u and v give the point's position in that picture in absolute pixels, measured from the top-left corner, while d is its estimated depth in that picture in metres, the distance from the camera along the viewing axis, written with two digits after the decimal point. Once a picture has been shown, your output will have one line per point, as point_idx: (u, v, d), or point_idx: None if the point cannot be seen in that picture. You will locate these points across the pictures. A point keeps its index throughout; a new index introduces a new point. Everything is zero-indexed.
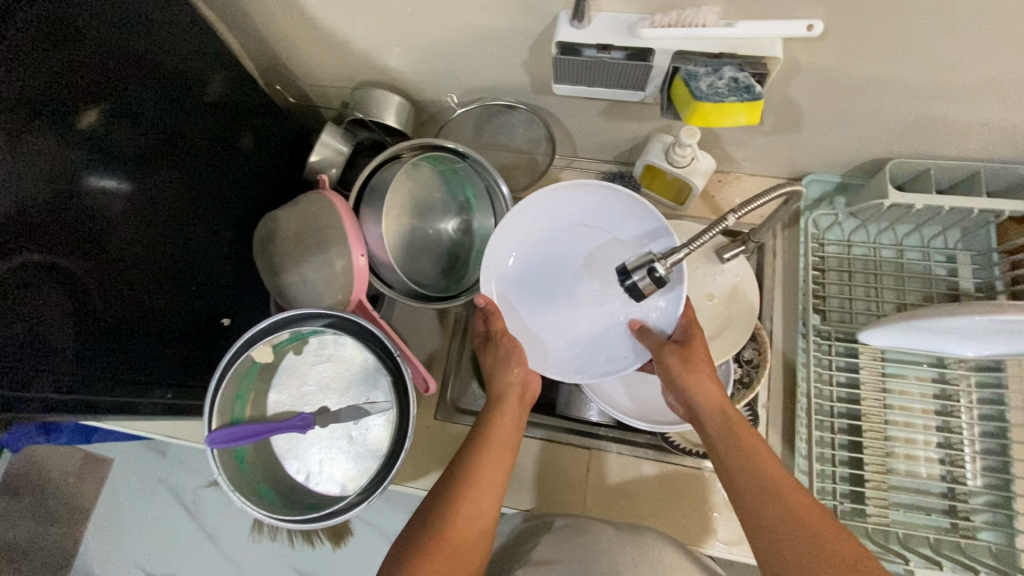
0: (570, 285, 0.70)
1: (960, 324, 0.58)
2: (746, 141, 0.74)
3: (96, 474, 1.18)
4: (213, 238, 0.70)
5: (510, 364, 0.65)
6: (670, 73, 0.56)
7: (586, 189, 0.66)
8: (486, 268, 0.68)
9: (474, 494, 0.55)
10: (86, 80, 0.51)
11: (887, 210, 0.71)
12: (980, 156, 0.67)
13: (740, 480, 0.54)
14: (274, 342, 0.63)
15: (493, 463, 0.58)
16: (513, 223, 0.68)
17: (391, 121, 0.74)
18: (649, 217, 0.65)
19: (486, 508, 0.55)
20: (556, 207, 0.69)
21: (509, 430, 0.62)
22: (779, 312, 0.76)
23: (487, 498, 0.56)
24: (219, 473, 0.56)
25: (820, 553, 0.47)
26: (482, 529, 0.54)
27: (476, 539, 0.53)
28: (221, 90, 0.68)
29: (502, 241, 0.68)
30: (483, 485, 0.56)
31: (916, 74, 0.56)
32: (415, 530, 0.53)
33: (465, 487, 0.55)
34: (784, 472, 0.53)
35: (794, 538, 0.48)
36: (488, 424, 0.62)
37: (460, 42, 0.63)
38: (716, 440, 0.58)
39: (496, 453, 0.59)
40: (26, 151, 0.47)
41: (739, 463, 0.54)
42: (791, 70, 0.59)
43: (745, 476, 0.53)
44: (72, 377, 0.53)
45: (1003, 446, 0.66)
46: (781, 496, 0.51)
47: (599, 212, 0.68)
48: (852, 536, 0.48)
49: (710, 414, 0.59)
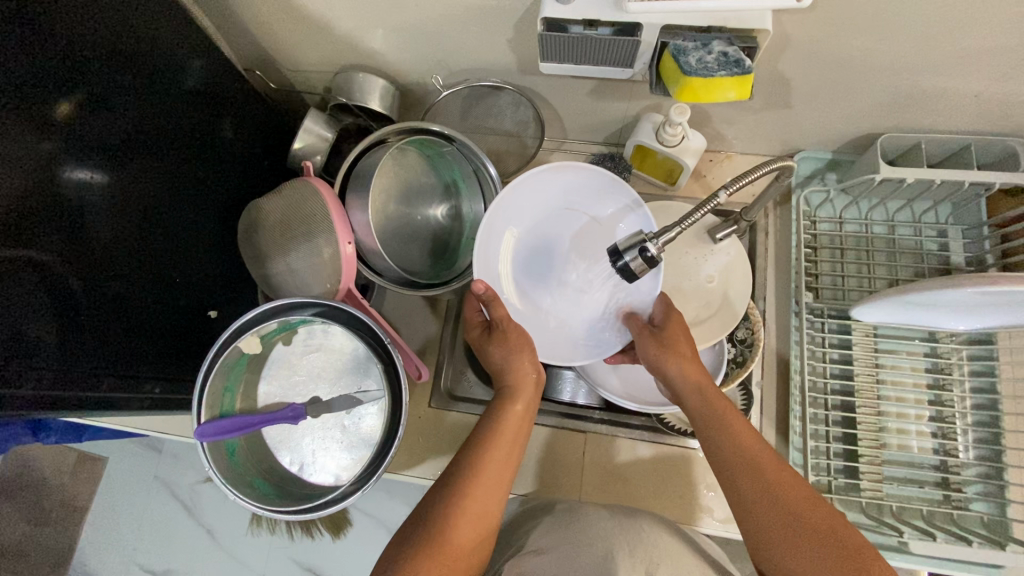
0: (554, 275, 0.70)
1: (951, 297, 0.58)
2: (736, 118, 0.73)
3: (91, 472, 1.17)
4: (196, 229, 0.68)
5: (520, 352, 0.63)
6: (659, 49, 0.55)
7: (560, 175, 0.66)
8: (481, 251, 0.65)
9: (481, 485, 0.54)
10: (59, 70, 0.50)
11: (879, 186, 0.71)
12: (970, 130, 0.66)
13: (725, 458, 0.54)
14: (261, 333, 0.61)
15: (501, 454, 0.57)
16: (497, 215, 0.66)
17: (376, 105, 0.73)
18: (623, 193, 0.65)
19: (493, 502, 0.54)
20: (534, 194, 0.68)
21: (519, 419, 0.60)
22: (772, 291, 0.76)
23: (493, 494, 0.55)
24: (210, 466, 0.55)
25: (799, 519, 0.49)
26: (487, 523, 0.53)
27: (480, 531, 0.53)
28: (201, 77, 0.66)
29: (490, 232, 0.66)
30: (490, 479, 0.55)
31: (906, 46, 0.55)
32: (420, 522, 0.53)
33: (472, 478, 0.54)
34: (776, 463, 0.53)
35: (775, 512, 0.50)
36: (496, 413, 0.60)
37: (445, 20, 0.61)
38: (697, 419, 0.58)
39: (504, 444, 0.57)
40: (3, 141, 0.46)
41: (720, 441, 0.55)
42: (780, 44, 0.58)
43: (728, 456, 0.54)
44: (54, 372, 0.51)
45: (995, 418, 0.66)
46: (762, 470, 0.52)
47: (580, 194, 0.68)
48: (828, 504, 0.50)
49: (687, 395, 0.60)
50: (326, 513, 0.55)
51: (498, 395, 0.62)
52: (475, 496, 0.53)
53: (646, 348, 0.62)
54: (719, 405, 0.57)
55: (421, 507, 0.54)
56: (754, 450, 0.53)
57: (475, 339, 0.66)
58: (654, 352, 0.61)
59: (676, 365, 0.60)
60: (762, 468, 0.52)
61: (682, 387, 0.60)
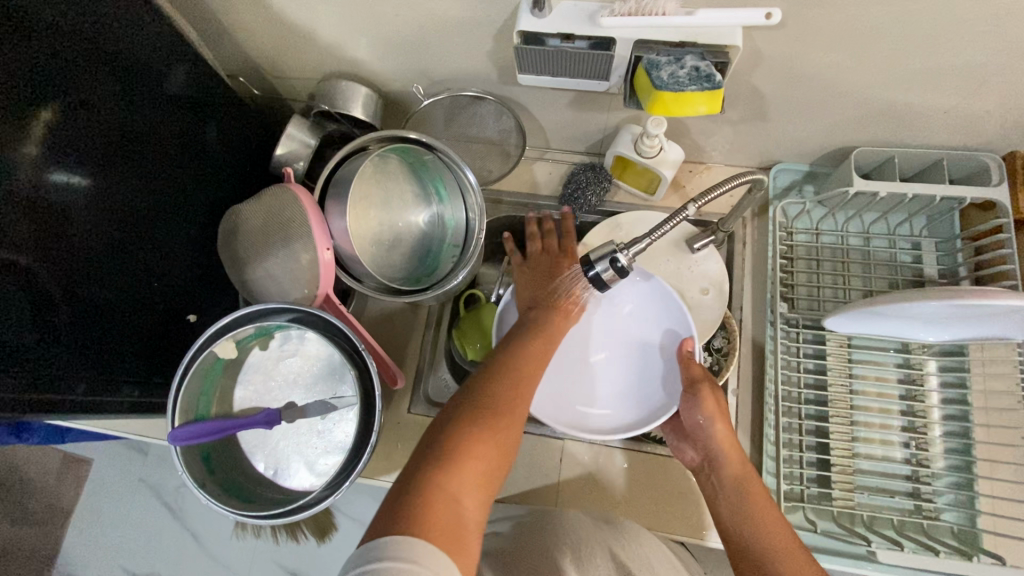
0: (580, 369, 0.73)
1: (919, 308, 0.60)
2: (714, 131, 0.74)
3: (76, 473, 1.18)
4: (178, 233, 0.69)
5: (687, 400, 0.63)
6: (632, 63, 0.57)
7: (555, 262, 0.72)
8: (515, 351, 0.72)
9: (507, 410, 0.55)
10: (39, 75, 0.51)
11: (853, 198, 0.72)
12: (941, 144, 0.68)
13: (749, 536, 0.56)
14: (237, 337, 0.61)
15: (529, 380, 0.59)
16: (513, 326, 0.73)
17: (358, 112, 0.73)
18: None
19: (500, 454, 0.53)
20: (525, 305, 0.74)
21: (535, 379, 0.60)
22: (749, 301, 0.76)
23: (500, 450, 0.53)
24: (182, 469, 0.55)
25: None
26: (511, 448, 0.54)
27: (504, 442, 0.53)
28: (185, 82, 0.67)
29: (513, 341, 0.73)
30: (506, 429, 0.54)
31: (872, 62, 0.57)
32: (435, 436, 0.52)
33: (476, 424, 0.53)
34: (796, 550, 0.54)
35: None
36: (531, 334, 0.64)
37: (426, 30, 0.62)
38: (727, 487, 0.60)
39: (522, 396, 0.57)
40: None
41: (745, 515, 0.57)
42: (753, 59, 0.59)
43: (753, 535, 0.56)
44: (31, 374, 0.52)
45: (966, 429, 0.68)
46: (782, 551, 0.54)
47: None
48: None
49: (724, 461, 0.61)
50: (298, 518, 0.56)
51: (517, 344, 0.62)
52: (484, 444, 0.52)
53: (694, 404, 0.62)
54: (751, 479, 0.59)
55: (434, 428, 0.53)
56: (776, 534, 0.55)
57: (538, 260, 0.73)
58: (701, 409, 0.62)
59: (718, 431, 0.61)
60: (779, 551, 0.54)
61: (719, 450, 0.61)
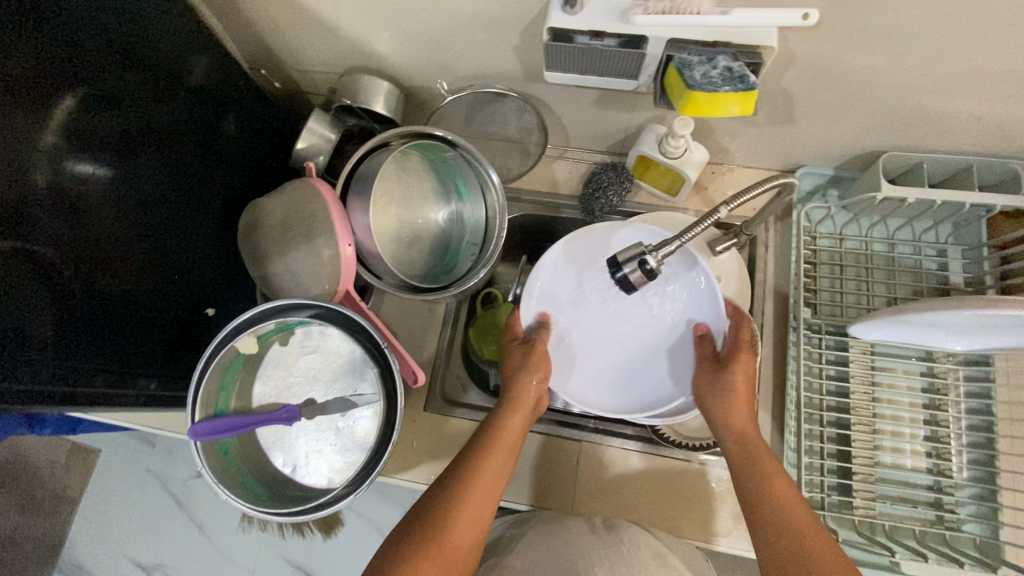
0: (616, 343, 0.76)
1: (949, 318, 0.59)
2: (739, 132, 0.73)
3: (83, 464, 1.18)
4: (197, 225, 0.69)
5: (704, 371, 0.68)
6: (663, 62, 0.56)
7: (582, 237, 0.73)
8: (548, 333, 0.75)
9: (467, 508, 0.57)
10: (63, 63, 0.50)
11: (880, 204, 0.71)
12: (972, 151, 0.66)
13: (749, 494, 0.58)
14: (258, 332, 0.61)
15: (500, 467, 0.62)
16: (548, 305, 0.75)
17: (380, 108, 0.72)
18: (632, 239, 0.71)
19: (460, 557, 0.55)
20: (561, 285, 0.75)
21: (498, 470, 0.61)
22: (771, 305, 0.76)
23: (458, 554, 0.55)
24: (202, 465, 0.55)
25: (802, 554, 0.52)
26: (468, 552, 0.56)
27: (461, 543, 0.55)
28: (205, 73, 0.66)
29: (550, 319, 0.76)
30: (463, 533, 0.56)
31: (907, 66, 0.55)
32: (397, 539, 0.55)
33: (434, 530, 0.55)
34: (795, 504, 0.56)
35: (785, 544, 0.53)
36: (501, 417, 0.66)
37: (452, 25, 0.61)
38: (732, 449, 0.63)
39: (483, 492, 0.59)
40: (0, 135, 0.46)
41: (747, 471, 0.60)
42: (786, 60, 0.58)
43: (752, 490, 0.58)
44: (51, 365, 0.52)
45: (989, 440, 0.66)
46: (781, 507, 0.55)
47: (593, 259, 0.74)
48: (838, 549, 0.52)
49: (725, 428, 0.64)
50: (319, 516, 0.55)
51: (482, 436, 0.64)
52: (438, 549, 0.54)
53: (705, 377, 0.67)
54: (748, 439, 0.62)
55: (398, 531, 0.56)
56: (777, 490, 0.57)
57: (508, 344, 0.74)
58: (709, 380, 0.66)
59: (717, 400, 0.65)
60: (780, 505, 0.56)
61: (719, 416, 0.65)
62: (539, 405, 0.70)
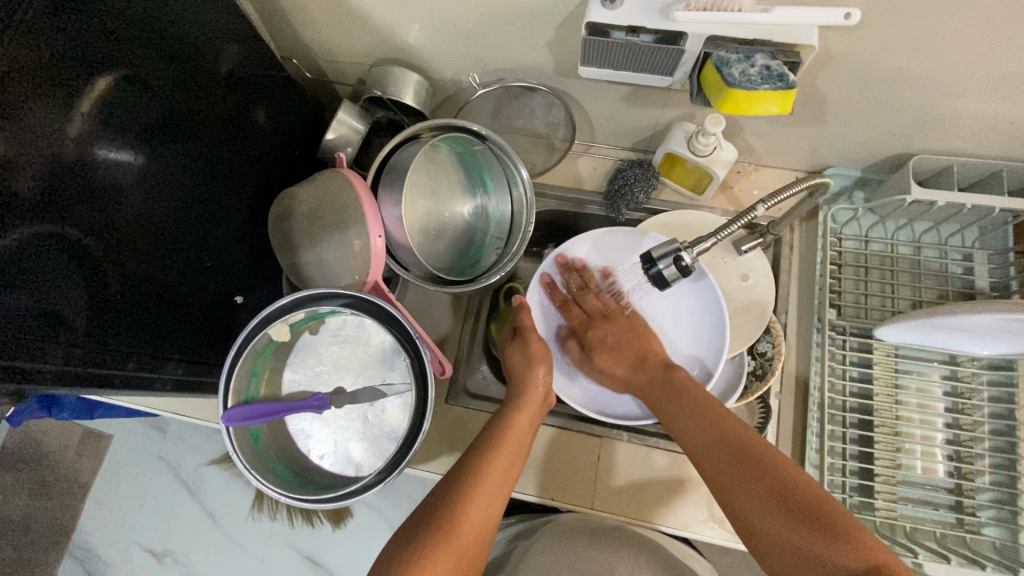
0: None
1: (975, 322, 0.59)
2: (768, 132, 0.73)
3: (95, 449, 1.18)
4: (225, 212, 0.69)
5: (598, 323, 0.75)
6: (700, 59, 0.56)
7: (582, 246, 0.76)
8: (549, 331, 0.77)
9: (474, 507, 0.57)
10: (98, 46, 0.49)
11: (908, 207, 0.71)
12: (1003, 155, 0.66)
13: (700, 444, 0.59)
14: (291, 321, 0.61)
15: (504, 464, 0.61)
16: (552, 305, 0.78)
17: (409, 100, 0.73)
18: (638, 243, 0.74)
19: (469, 556, 0.54)
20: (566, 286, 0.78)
21: (503, 467, 0.61)
22: (794, 306, 0.76)
23: (466, 552, 0.54)
24: (234, 449, 0.56)
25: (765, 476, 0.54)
26: (476, 550, 0.55)
27: (469, 542, 0.55)
28: (235, 62, 0.66)
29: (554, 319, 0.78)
30: (471, 530, 0.55)
31: (944, 69, 0.55)
32: (408, 538, 0.54)
33: (446, 529, 0.54)
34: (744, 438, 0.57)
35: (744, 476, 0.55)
36: (504, 414, 0.66)
37: (488, 18, 0.61)
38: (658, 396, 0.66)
39: (489, 489, 0.59)
40: (28, 120, 0.45)
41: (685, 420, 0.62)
42: (823, 60, 0.58)
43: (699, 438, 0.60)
44: (83, 349, 0.52)
45: (1011, 444, 0.66)
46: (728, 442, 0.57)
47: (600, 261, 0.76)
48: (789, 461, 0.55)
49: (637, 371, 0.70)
50: (349, 503, 0.56)
51: (487, 435, 0.64)
52: (449, 546, 0.53)
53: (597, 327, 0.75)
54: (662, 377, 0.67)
55: (407, 530, 0.55)
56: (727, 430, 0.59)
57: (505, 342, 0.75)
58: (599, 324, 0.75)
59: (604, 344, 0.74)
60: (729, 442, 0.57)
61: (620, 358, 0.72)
62: (545, 404, 0.70)
